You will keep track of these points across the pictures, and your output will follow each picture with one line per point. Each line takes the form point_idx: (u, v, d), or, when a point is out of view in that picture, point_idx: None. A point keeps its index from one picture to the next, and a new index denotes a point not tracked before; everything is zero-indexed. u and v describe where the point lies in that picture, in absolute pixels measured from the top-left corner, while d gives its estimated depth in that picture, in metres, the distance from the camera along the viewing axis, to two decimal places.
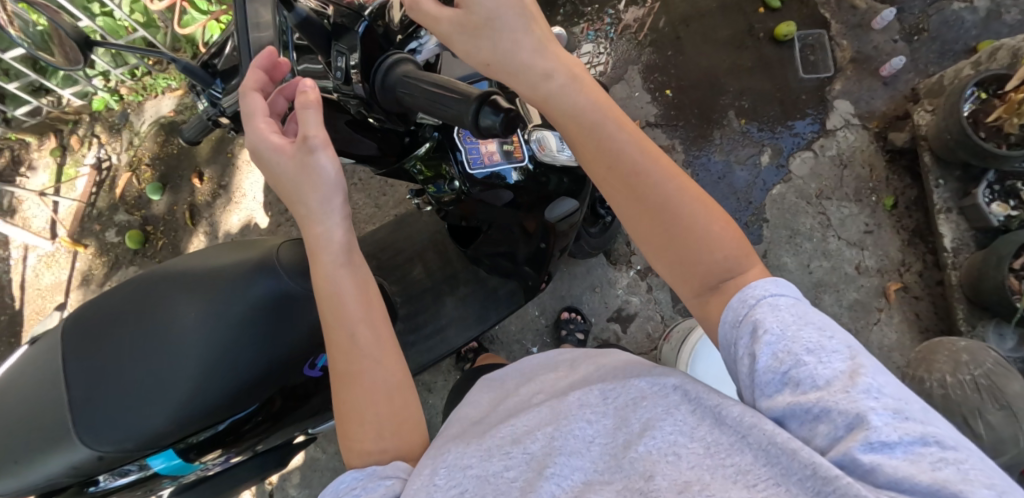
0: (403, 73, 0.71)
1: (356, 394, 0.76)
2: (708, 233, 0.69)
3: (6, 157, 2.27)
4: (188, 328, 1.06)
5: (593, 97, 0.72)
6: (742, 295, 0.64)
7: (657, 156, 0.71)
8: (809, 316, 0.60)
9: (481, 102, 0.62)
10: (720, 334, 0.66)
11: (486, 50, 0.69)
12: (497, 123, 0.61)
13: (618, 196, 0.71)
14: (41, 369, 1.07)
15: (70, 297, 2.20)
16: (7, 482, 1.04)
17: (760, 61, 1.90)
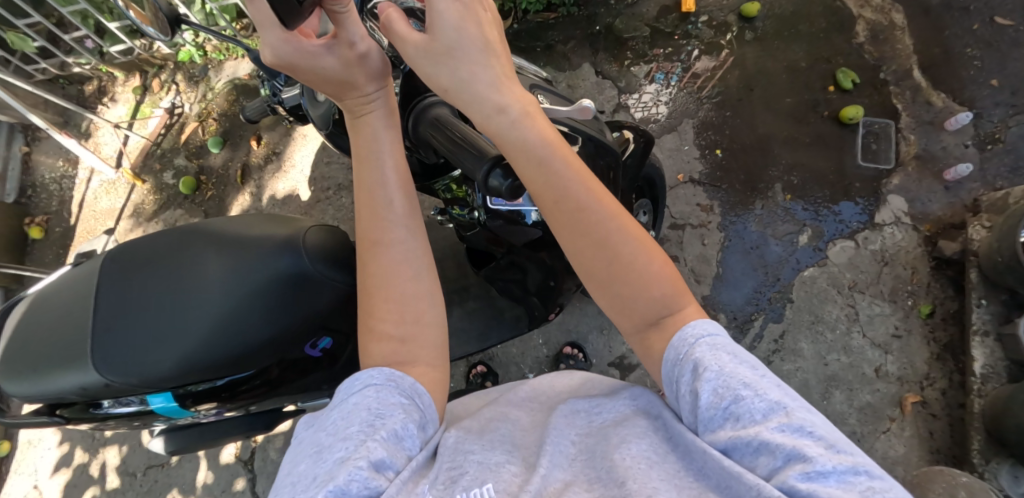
0: (435, 116, 0.76)
1: (386, 272, 0.81)
2: (647, 273, 0.75)
3: (94, 85, 2.47)
4: (213, 283, 1.13)
5: (542, 131, 0.73)
6: (683, 334, 0.72)
7: (602, 194, 0.75)
8: (738, 355, 0.69)
9: (494, 164, 0.63)
10: (664, 370, 0.74)
11: (446, 77, 0.71)
12: (503, 185, 0.62)
13: (564, 232, 0.75)
14: (76, 292, 1.15)
15: (118, 225, 2.35)
16: (27, 387, 1.13)
17: (819, 139, 1.87)
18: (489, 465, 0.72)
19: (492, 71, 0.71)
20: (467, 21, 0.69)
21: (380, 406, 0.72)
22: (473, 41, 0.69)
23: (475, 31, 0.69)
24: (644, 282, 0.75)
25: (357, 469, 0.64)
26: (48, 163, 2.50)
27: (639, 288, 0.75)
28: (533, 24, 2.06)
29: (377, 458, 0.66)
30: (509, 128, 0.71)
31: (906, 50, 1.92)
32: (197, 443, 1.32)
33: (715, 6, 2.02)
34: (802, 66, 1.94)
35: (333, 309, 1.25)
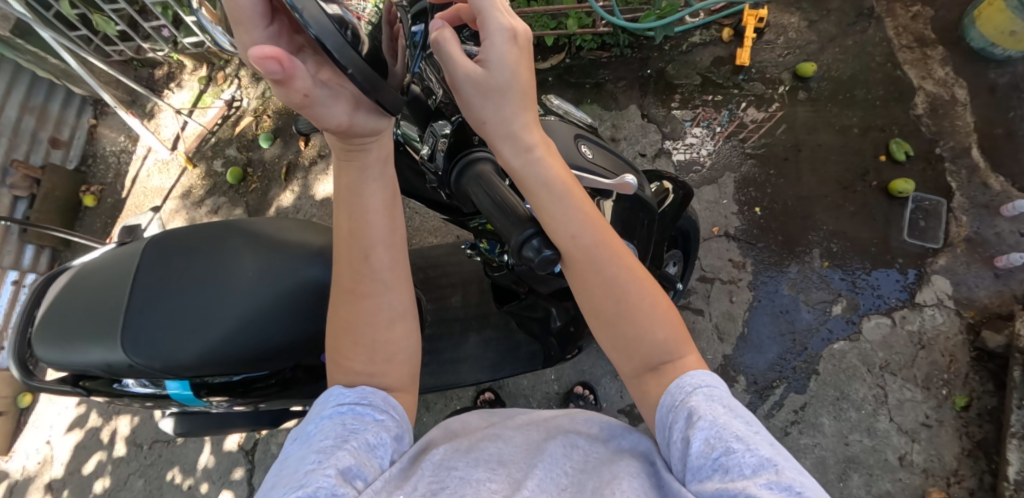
0: (479, 171, 0.75)
1: (364, 318, 0.80)
2: (648, 315, 0.74)
3: (164, 70, 2.61)
4: (245, 280, 1.17)
5: (560, 173, 0.74)
6: (681, 382, 0.71)
7: (610, 235, 0.75)
8: (735, 408, 0.68)
9: (535, 233, 0.66)
10: (658, 418, 0.73)
11: (484, 111, 0.70)
12: (536, 257, 0.65)
13: (571, 269, 0.75)
14: (118, 271, 1.20)
15: (166, 204, 2.45)
16: (60, 356, 1.18)
17: (865, 209, 1.82)
18: (470, 480, 0.71)
19: (527, 112, 0.71)
20: (518, 63, 0.67)
21: (352, 424, 0.73)
22: (518, 83, 0.68)
23: (522, 73, 0.68)
24: (646, 325, 0.74)
25: (325, 478, 0.64)
26: (110, 137, 2.64)
27: (639, 330, 0.74)
28: (586, 60, 2.07)
29: (345, 467, 0.66)
30: (532, 165, 0.72)
31: (966, 127, 1.86)
32: (204, 428, 1.41)
33: (770, 63, 2.00)
34: (855, 131, 1.90)
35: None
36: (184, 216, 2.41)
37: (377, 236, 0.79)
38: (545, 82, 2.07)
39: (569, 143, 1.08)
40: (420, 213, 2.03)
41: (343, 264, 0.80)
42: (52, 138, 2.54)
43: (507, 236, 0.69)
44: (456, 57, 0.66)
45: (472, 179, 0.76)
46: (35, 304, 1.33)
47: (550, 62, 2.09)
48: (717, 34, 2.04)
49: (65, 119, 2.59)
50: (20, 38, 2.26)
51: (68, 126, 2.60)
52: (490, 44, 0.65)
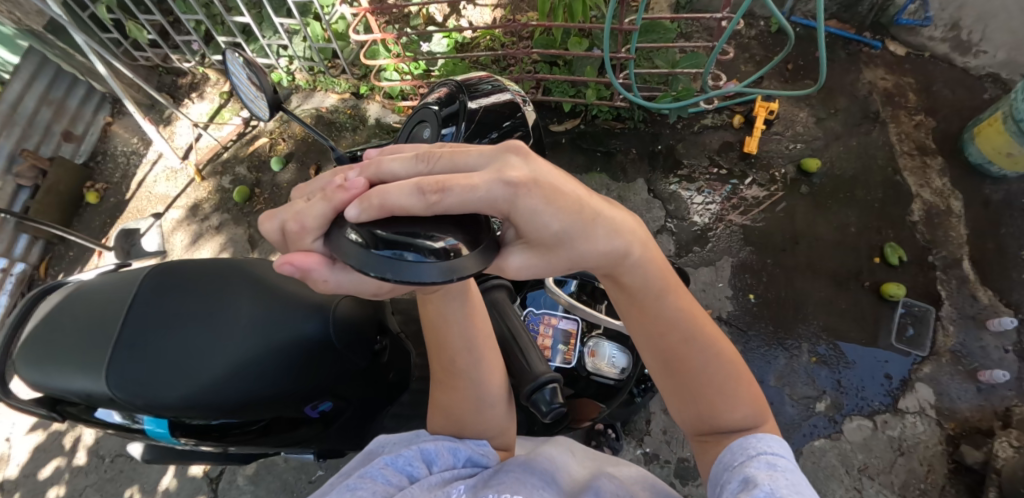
0: (503, 314, 0.90)
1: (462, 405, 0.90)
2: (730, 392, 0.78)
3: (187, 80, 2.63)
4: (242, 323, 1.18)
5: (661, 269, 0.74)
6: (746, 446, 0.74)
7: (700, 322, 0.78)
8: (799, 484, 0.67)
9: (547, 387, 0.77)
10: (715, 477, 0.75)
11: (567, 259, 0.61)
12: (547, 412, 0.76)
13: (656, 355, 0.79)
14: (111, 298, 1.20)
15: (167, 212, 2.45)
16: (45, 376, 1.18)
17: (856, 308, 1.85)
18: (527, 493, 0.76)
19: (620, 229, 0.63)
20: (552, 206, 0.56)
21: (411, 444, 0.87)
22: (574, 224, 0.58)
23: (572, 209, 0.57)
24: (726, 402, 0.78)
25: (409, 452, 0.82)
26: (123, 138, 2.66)
27: (719, 406, 0.78)
28: (600, 128, 2.13)
29: (428, 453, 0.83)
30: (637, 271, 0.70)
31: (959, 239, 1.91)
32: (169, 456, 1.48)
33: (777, 153, 2.06)
34: (852, 230, 1.95)
35: (342, 379, 1.30)
36: (184, 228, 2.40)
37: (462, 340, 0.86)
38: (557, 144, 2.12)
39: None
40: None
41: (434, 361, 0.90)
42: (65, 132, 2.55)
43: (522, 383, 0.80)
44: (495, 266, 0.63)
45: (496, 314, 0.91)
46: (23, 317, 1.32)
47: (565, 125, 2.15)
48: (728, 119, 2.10)
49: (81, 114, 2.60)
50: (53, 34, 2.31)
51: (84, 121, 2.61)
52: (516, 211, 0.55)
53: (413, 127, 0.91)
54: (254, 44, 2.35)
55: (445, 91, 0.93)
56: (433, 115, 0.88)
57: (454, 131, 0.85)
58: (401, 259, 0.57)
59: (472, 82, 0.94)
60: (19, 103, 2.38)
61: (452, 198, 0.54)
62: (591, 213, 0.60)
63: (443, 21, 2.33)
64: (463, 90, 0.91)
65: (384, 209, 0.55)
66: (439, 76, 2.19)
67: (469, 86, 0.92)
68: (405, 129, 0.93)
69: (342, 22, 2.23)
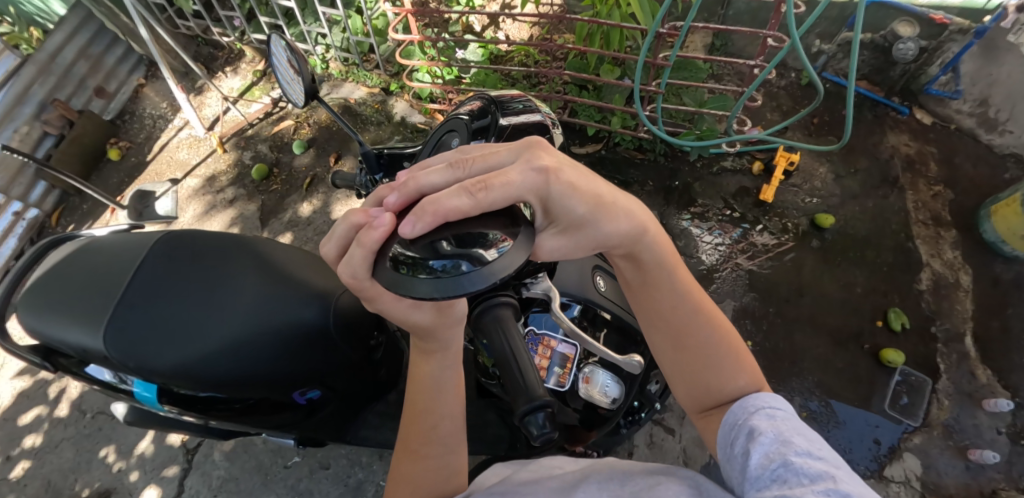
0: (499, 318, 0.71)
1: (425, 477, 0.86)
2: (730, 366, 0.86)
3: (224, 54, 2.69)
4: (247, 302, 1.19)
5: (666, 253, 0.83)
6: (746, 404, 0.80)
7: (700, 305, 0.88)
8: (799, 428, 0.73)
9: (541, 411, 0.63)
10: (722, 435, 0.81)
11: (592, 246, 0.68)
12: (538, 438, 0.63)
13: (663, 335, 0.88)
14: (121, 258, 1.22)
15: (185, 180, 2.47)
16: (44, 325, 1.19)
17: (852, 369, 1.84)
18: None
19: (628, 210, 0.72)
20: (568, 189, 0.62)
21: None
22: (588, 208, 0.64)
23: (588, 193, 0.64)
24: (726, 374, 0.86)
25: None
26: (153, 101, 2.70)
27: (721, 378, 0.86)
28: (620, 156, 2.15)
29: None
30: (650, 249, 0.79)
31: (963, 313, 1.91)
32: (152, 420, 1.51)
33: (792, 204, 2.07)
34: (859, 290, 1.94)
35: (333, 369, 1.31)
36: (199, 197, 2.41)
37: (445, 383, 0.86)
38: None
39: (587, 272, 1.17)
40: None
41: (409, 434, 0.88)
42: (98, 88, 2.59)
43: (513, 399, 0.66)
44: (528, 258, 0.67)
45: (490, 315, 0.72)
46: (31, 264, 1.33)
47: (586, 148, 2.16)
48: (747, 164, 2.11)
49: (116, 72, 2.65)
50: None
51: (118, 80, 2.66)
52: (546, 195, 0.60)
53: (444, 136, 0.91)
54: (295, 29, 2.40)
55: (479, 103, 0.92)
56: (463, 127, 0.88)
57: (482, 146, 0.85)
58: (450, 274, 0.54)
59: (505, 97, 0.92)
60: (59, 53, 2.43)
61: (498, 193, 0.56)
62: (604, 201, 0.66)
63: (480, 30, 2.37)
64: (495, 103, 0.89)
65: (438, 214, 0.55)
66: (469, 83, 2.22)
67: (501, 101, 0.90)
68: (436, 138, 0.93)
69: (383, 19, 2.28)
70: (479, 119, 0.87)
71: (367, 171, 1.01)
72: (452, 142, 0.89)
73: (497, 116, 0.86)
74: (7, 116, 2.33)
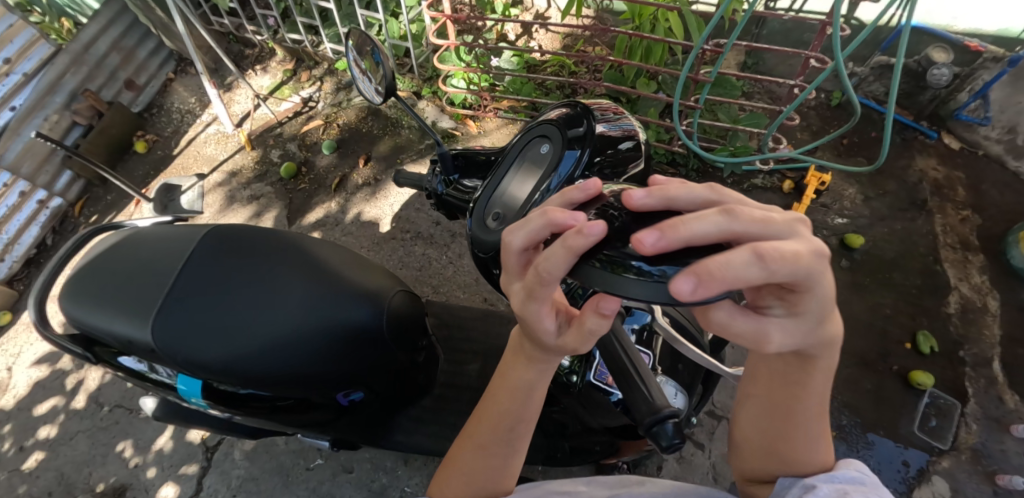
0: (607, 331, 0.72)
1: (467, 481, 0.86)
2: (814, 447, 0.78)
3: (254, 52, 2.69)
4: (292, 300, 1.17)
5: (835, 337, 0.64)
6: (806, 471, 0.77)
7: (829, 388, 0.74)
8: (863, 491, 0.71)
9: (663, 423, 0.62)
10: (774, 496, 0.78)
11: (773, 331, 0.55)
12: (661, 445, 0.61)
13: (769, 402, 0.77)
14: (169, 249, 1.21)
15: (211, 175, 2.46)
16: (85, 315, 1.18)
17: (880, 390, 1.84)
18: None
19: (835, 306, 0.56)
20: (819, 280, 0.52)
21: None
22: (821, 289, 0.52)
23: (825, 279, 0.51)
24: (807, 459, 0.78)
25: None
26: (181, 95, 2.71)
27: (801, 459, 0.78)
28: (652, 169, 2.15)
29: None
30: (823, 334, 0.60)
31: (991, 338, 1.91)
32: (179, 416, 1.49)
33: (821, 224, 2.07)
34: (886, 312, 1.95)
35: (376, 370, 1.26)
36: (224, 193, 2.40)
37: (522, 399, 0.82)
38: None
39: None
40: (456, 264, 2.04)
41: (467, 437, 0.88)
42: (128, 80, 2.60)
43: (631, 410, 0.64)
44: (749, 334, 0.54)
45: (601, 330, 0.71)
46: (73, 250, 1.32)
47: None
48: (778, 182, 2.12)
49: (147, 66, 2.66)
50: None
51: (147, 73, 2.67)
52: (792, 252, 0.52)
53: (528, 143, 0.80)
54: (329, 30, 2.41)
55: (567, 108, 0.81)
56: (553, 133, 0.77)
57: (579, 158, 0.74)
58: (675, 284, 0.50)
59: (595, 104, 0.82)
60: (92, 45, 2.44)
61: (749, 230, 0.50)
62: (829, 315, 0.58)
63: (514, 39, 2.39)
64: (588, 109, 0.79)
65: (686, 237, 0.48)
66: (504, 91, 2.23)
67: (594, 107, 0.80)
68: (518, 145, 0.82)
69: (419, 24, 2.30)
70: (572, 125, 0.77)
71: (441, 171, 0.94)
72: (540, 149, 0.78)
73: (592, 123, 0.76)
74: (38, 104, 2.33)
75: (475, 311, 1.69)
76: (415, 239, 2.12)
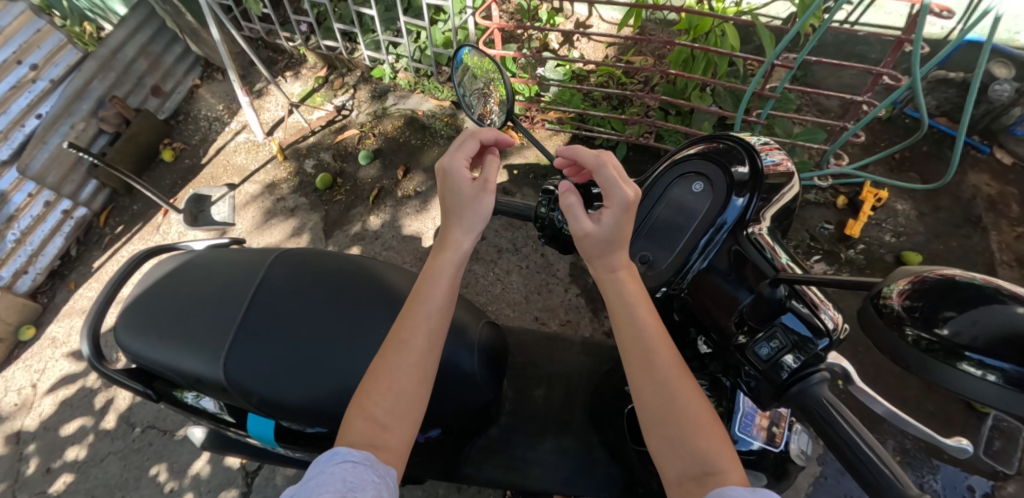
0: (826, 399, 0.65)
1: (380, 385, 0.81)
2: None
3: (285, 57, 2.62)
4: (369, 333, 1.11)
5: None
6: None
7: None
8: None
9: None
10: None
11: None
12: None
13: None
14: (235, 277, 1.16)
15: (243, 185, 2.39)
16: (149, 349, 1.10)
17: (942, 413, 1.79)
18: None
19: None
20: None
21: (349, 455, 0.73)
22: None
23: None
24: None
25: None
26: (208, 102, 2.64)
27: None
28: None
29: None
30: None
31: None
32: (228, 448, 1.40)
33: (877, 242, 2.03)
34: None
35: (462, 414, 1.15)
36: (257, 204, 2.33)
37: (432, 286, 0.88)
38: None
39: None
40: (504, 282, 1.99)
41: (373, 387, 0.81)
42: (155, 86, 2.53)
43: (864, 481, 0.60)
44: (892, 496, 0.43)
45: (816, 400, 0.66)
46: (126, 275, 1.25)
47: None
48: (831, 198, 2.09)
49: (174, 71, 2.59)
50: None
51: (174, 79, 2.60)
52: None
53: (675, 181, 0.84)
54: (367, 37, 2.34)
55: (715, 143, 0.83)
56: (710, 173, 0.81)
57: (744, 204, 0.78)
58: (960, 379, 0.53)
59: (746, 139, 0.82)
60: (119, 50, 2.36)
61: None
62: None
63: (557, 48, 2.33)
64: (742, 146, 0.81)
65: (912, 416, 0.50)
66: (550, 102, 2.18)
67: (749, 145, 0.81)
68: (665, 180, 0.85)
69: (463, 31, 2.23)
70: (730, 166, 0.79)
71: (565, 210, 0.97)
72: (694, 187, 0.81)
73: (753, 165, 0.79)
74: (64, 111, 2.25)
75: (537, 336, 1.65)
76: None
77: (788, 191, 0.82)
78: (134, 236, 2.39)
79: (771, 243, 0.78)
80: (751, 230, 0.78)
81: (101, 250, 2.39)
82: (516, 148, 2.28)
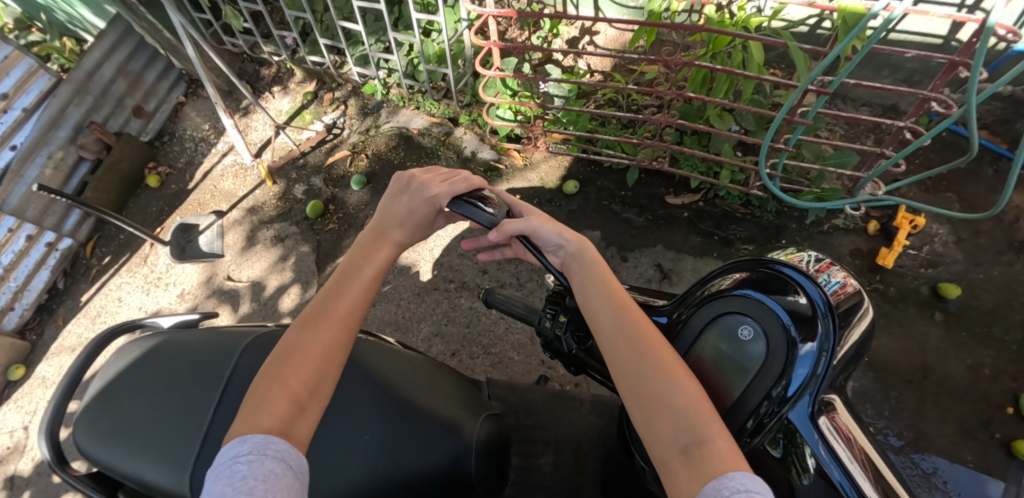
0: None
1: (265, 396, 0.80)
2: None
3: (271, 71, 2.47)
4: (353, 438, 0.97)
5: None
6: None
7: None
8: None
9: None
10: None
11: None
12: None
13: None
14: (197, 373, 1.05)
15: (231, 212, 2.26)
16: (107, 454, 1.00)
17: (983, 462, 1.64)
18: None
19: None
20: None
21: (287, 454, 0.74)
22: None
23: None
24: None
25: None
26: (194, 121, 2.50)
27: None
28: (720, 210, 1.96)
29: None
30: None
31: None
32: None
33: (910, 272, 1.88)
34: (986, 372, 1.74)
35: None
36: (246, 232, 2.21)
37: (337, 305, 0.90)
38: (673, 223, 1.96)
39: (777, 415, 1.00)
40: (507, 321, 1.87)
41: (271, 394, 0.80)
42: (137, 107, 2.40)
43: None
44: None
45: None
46: (81, 369, 1.15)
47: (682, 199, 1.99)
48: (862, 223, 1.93)
49: (156, 90, 2.45)
50: (146, 7, 2.15)
51: (156, 98, 2.46)
52: None
53: (729, 315, 0.79)
54: (355, 52, 2.18)
55: (752, 271, 0.83)
56: (757, 313, 0.77)
57: (815, 349, 0.74)
58: None
59: (785, 260, 0.83)
60: (96, 72, 2.22)
61: None
62: None
63: (561, 59, 2.16)
64: (787, 274, 0.80)
65: None
66: (554, 121, 2.03)
67: (797, 271, 0.80)
68: (713, 310, 0.81)
69: (458, 43, 2.06)
70: (782, 301, 0.77)
71: (572, 331, 0.95)
72: (743, 331, 0.77)
73: (809, 295, 0.77)
74: (41, 141, 2.12)
75: (544, 393, 1.54)
76: (462, 291, 1.95)
77: (860, 314, 0.80)
78: (121, 268, 2.28)
79: (841, 410, 0.79)
80: (826, 417, 0.76)
81: (89, 282, 2.29)
82: (517, 170, 2.12)
